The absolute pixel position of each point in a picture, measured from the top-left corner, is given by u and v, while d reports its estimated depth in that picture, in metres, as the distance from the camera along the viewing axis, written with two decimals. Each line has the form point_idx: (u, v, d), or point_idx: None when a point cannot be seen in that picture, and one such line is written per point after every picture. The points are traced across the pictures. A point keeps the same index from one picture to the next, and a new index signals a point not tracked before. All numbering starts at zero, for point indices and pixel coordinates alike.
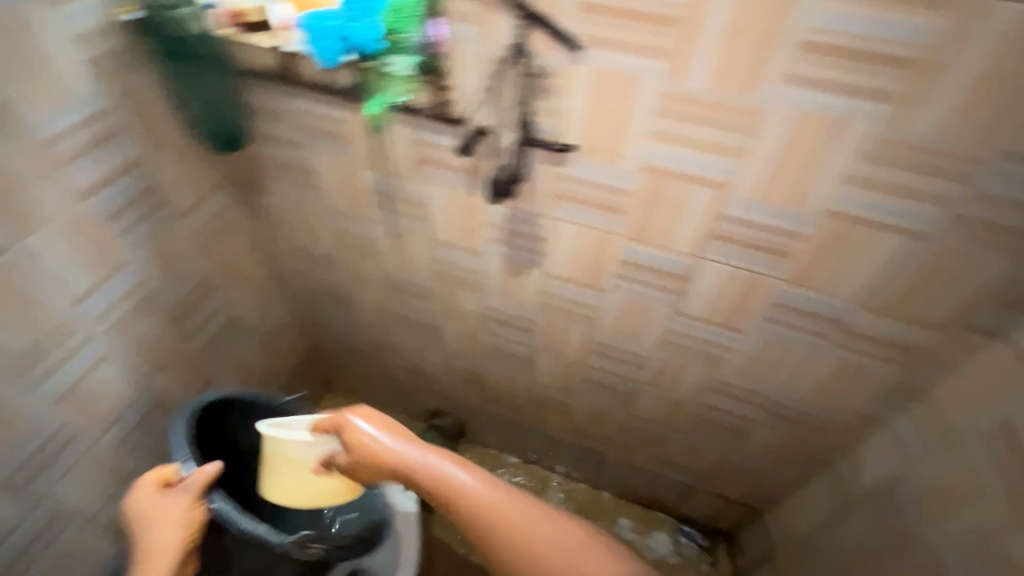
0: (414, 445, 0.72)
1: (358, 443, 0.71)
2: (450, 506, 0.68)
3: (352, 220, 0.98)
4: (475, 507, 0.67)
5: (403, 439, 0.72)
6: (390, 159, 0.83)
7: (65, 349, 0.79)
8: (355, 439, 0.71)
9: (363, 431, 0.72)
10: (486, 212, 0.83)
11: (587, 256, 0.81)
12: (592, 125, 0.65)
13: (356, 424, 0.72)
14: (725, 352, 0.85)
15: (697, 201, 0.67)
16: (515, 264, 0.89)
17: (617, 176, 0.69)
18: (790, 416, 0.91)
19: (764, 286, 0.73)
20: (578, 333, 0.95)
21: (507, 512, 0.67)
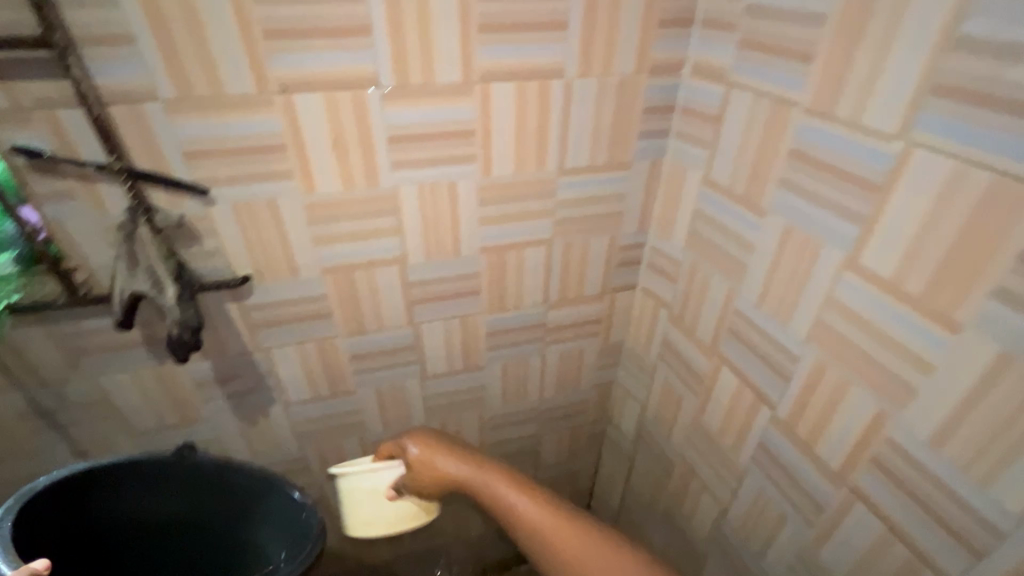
0: (473, 471, 0.76)
1: (411, 458, 0.76)
2: (518, 529, 0.73)
3: (7, 460, 0.74)
4: (527, 525, 0.72)
5: (455, 454, 0.77)
6: (32, 368, 0.67)
7: None
8: (407, 457, 0.76)
9: (459, 476, 0.76)
10: (188, 372, 0.74)
11: (318, 368, 0.80)
12: (256, 251, 0.66)
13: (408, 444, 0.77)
14: (481, 390, 0.93)
15: (386, 279, 0.74)
16: (249, 411, 0.81)
17: (305, 285, 0.71)
18: (558, 414, 1.04)
19: (477, 323, 0.84)
20: (351, 443, 0.91)
21: (546, 527, 0.71)
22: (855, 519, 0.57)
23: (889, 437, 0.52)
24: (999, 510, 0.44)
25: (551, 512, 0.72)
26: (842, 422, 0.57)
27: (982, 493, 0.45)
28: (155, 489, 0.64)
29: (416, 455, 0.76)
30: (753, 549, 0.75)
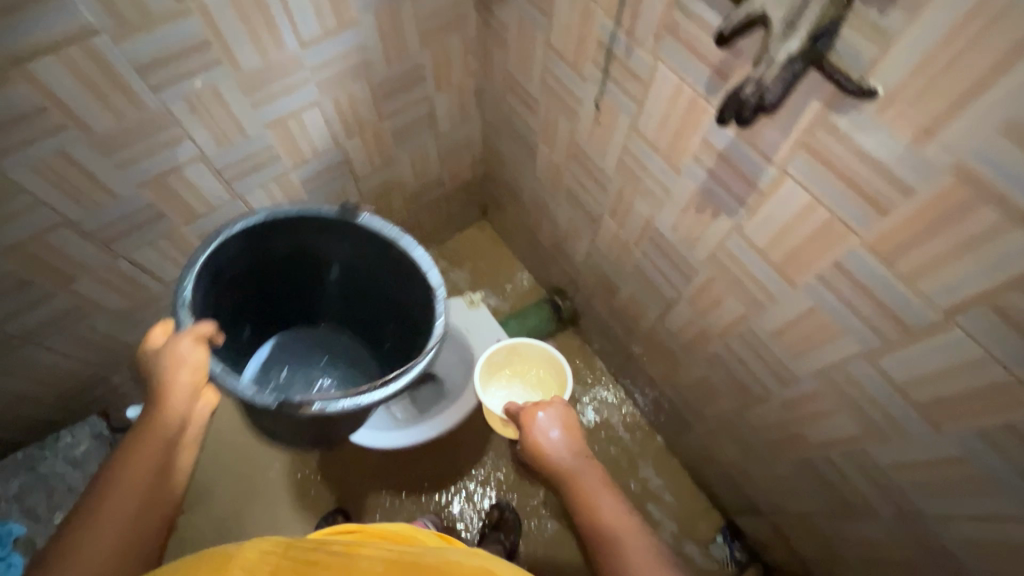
0: (608, 499, 0.80)
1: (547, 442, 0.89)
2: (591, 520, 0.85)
3: (567, 69, 0.86)
4: (597, 532, 0.76)
5: (576, 454, 0.87)
6: (637, 16, 0.66)
7: (285, 85, 0.88)
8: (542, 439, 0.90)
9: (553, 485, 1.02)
10: (709, 127, 0.66)
11: (800, 240, 0.63)
12: (922, 80, 0.44)
13: (535, 412, 0.92)
14: (898, 431, 0.67)
15: (1006, 252, 0.46)
16: (711, 202, 0.73)
17: (908, 164, 0.48)
18: (928, 540, 0.73)
19: (1016, 402, 0.52)
20: (735, 309, 0.81)
21: (615, 534, 0.74)
22: None
23: None
24: None
25: (625, 519, 0.76)
26: None
27: None
28: (324, 228, 0.95)
29: (546, 433, 0.90)
30: None
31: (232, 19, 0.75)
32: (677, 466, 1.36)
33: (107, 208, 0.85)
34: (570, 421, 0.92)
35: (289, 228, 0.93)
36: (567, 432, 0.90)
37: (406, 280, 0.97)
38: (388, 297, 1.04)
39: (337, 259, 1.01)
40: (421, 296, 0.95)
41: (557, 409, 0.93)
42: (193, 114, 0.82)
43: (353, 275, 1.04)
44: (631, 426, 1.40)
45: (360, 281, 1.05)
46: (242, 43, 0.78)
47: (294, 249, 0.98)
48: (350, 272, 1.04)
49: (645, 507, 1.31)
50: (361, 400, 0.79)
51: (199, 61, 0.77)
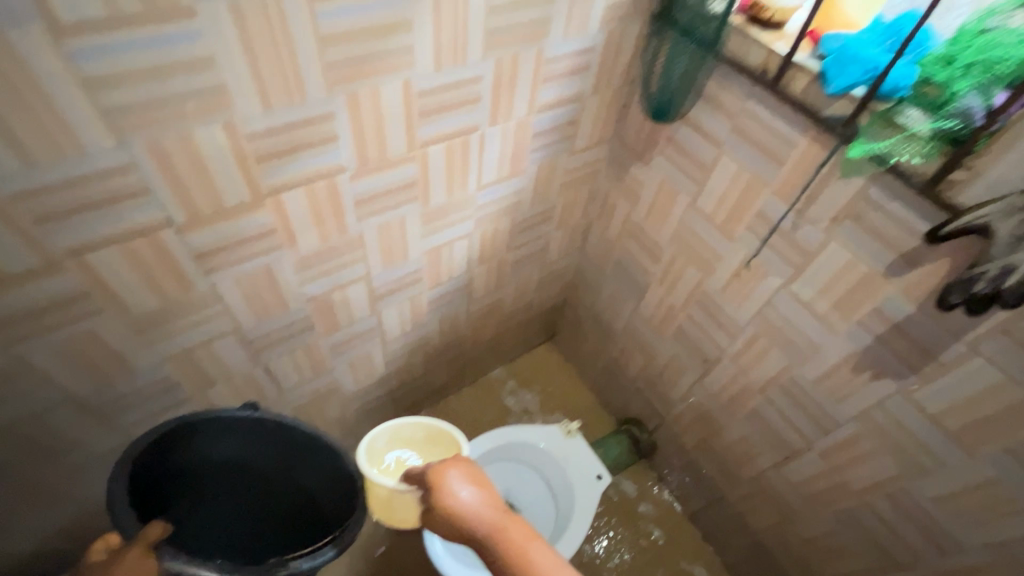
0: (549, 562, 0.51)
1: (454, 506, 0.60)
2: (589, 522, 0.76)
3: (712, 229, 0.96)
4: None
5: (495, 506, 0.59)
6: (815, 201, 0.76)
7: (453, 219, 0.96)
8: (449, 502, 0.60)
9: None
10: (886, 300, 0.73)
11: (987, 412, 0.68)
12: None
13: (439, 476, 0.64)
14: None
15: None
16: (873, 365, 0.79)
17: None
18: None
19: None
20: (887, 468, 0.83)
21: None
22: None
23: None
24: None
25: None
26: None
27: None
28: (228, 432, 0.84)
29: (452, 495, 0.61)
30: None
31: (441, 166, 0.84)
32: None
33: (274, 319, 0.86)
34: (480, 477, 0.63)
35: (194, 437, 0.81)
36: (476, 486, 0.62)
37: (304, 462, 0.89)
38: (283, 487, 0.93)
39: (231, 463, 0.89)
40: (331, 471, 0.87)
41: (470, 465, 0.66)
42: (380, 240, 0.88)
43: (237, 479, 0.91)
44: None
45: (249, 474, 0.91)
46: (439, 185, 0.87)
47: (190, 462, 0.84)
48: (246, 469, 0.90)
49: None
50: (321, 559, 0.73)
51: (403, 198, 0.84)
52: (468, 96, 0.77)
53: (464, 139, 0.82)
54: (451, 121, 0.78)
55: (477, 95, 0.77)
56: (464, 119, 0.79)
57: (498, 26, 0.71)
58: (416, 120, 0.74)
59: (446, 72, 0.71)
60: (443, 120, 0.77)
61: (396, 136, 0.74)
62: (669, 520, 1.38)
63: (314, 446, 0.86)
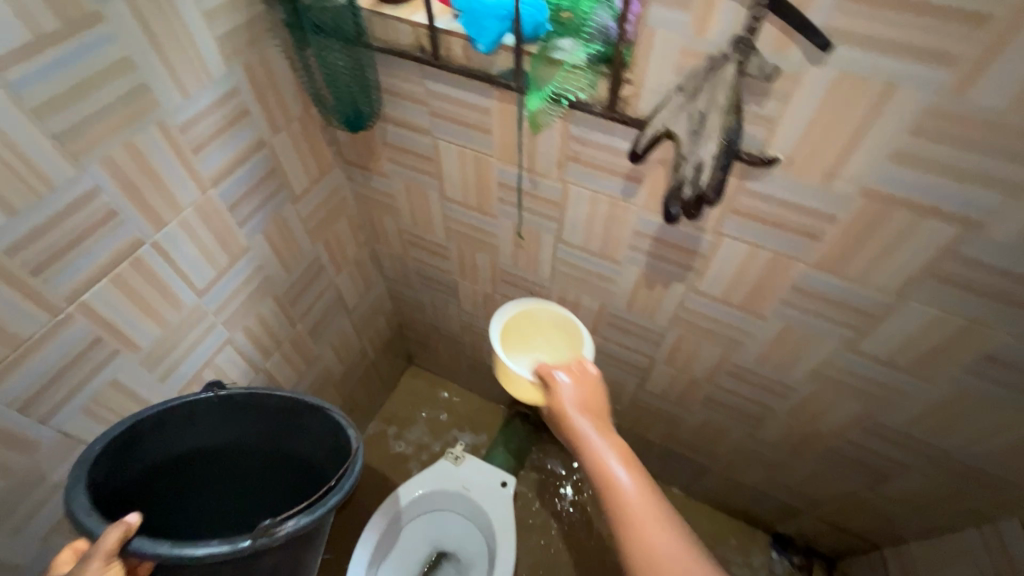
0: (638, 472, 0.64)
1: (556, 385, 0.73)
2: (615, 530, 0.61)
3: (474, 213, 0.90)
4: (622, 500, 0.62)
5: (603, 427, 0.69)
6: (536, 155, 0.72)
7: (191, 340, 0.79)
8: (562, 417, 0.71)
9: (578, 418, 0.69)
10: (637, 220, 0.73)
11: (756, 279, 0.71)
12: (812, 142, 0.53)
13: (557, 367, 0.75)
14: (897, 394, 0.75)
15: (926, 238, 0.56)
16: (659, 275, 0.80)
17: (826, 202, 0.58)
18: (957, 468, 0.81)
19: (980, 338, 0.62)
20: (713, 352, 0.87)
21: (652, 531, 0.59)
22: None
23: None
24: None
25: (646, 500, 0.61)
26: None
27: None
28: (198, 421, 0.65)
29: (559, 381, 0.73)
30: None
31: (121, 303, 0.66)
32: (705, 508, 1.36)
33: None
34: (592, 395, 0.73)
35: (161, 431, 0.62)
36: (593, 399, 0.72)
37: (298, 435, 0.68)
38: (287, 475, 0.72)
39: (221, 457, 0.69)
40: (322, 437, 0.66)
41: (595, 374, 0.75)
42: (100, 421, 0.69)
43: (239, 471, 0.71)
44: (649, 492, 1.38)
45: (242, 473, 0.72)
46: (137, 322, 0.69)
47: (166, 464, 0.65)
48: (236, 465, 0.71)
49: None
50: (328, 507, 0.54)
51: (93, 363, 0.65)
52: (95, 216, 0.60)
53: (130, 260, 0.65)
54: (93, 253, 0.61)
55: (108, 208, 0.61)
56: (112, 241, 0.62)
57: (68, 126, 0.54)
58: (27, 282, 0.55)
59: (31, 210, 0.54)
60: (78, 257, 0.59)
61: (14, 311, 0.55)
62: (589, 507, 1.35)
63: (297, 409, 0.65)
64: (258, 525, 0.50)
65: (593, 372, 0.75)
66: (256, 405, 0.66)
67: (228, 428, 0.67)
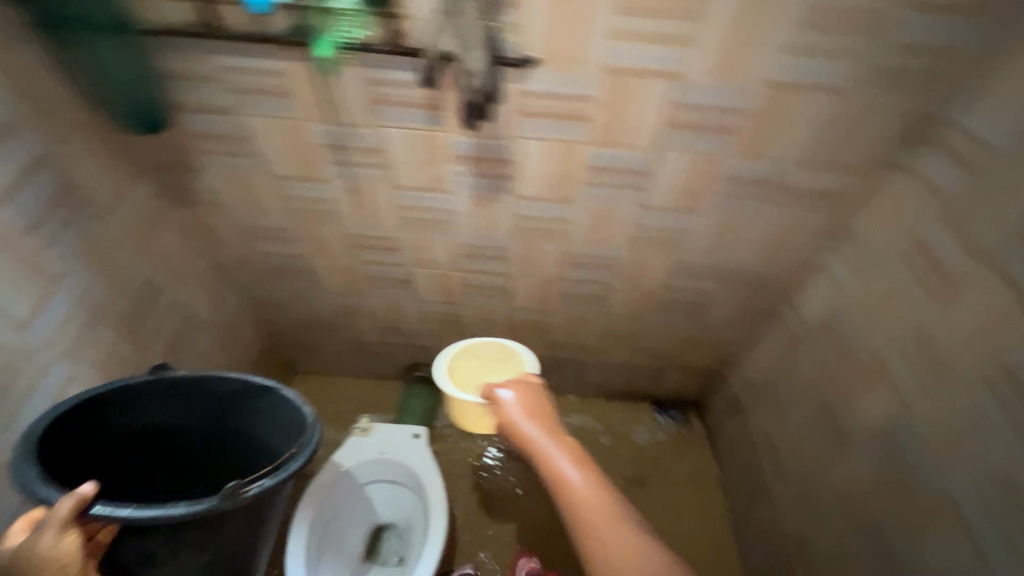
0: (577, 468, 0.76)
1: (499, 402, 0.88)
2: (558, 490, 0.76)
3: (306, 184, 0.93)
4: (569, 494, 0.74)
5: (541, 425, 0.83)
6: (344, 106, 0.78)
7: (25, 382, 0.72)
8: (503, 415, 0.87)
9: (523, 424, 0.84)
10: (451, 144, 0.83)
11: (558, 170, 0.86)
12: (554, 36, 0.68)
13: (497, 387, 0.90)
14: (685, 234, 0.97)
15: (656, 95, 0.73)
16: (486, 191, 0.91)
17: (582, 84, 0.73)
18: (743, 280, 1.07)
19: (717, 165, 0.83)
20: (551, 247, 1.02)
21: (582, 497, 0.73)
22: None
23: None
24: None
25: (593, 488, 0.73)
26: None
27: None
28: (161, 397, 0.76)
29: (502, 399, 0.88)
30: (926, 450, 0.77)
31: None
32: (598, 402, 1.56)
33: None
34: (532, 402, 0.88)
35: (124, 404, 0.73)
36: (529, 401, 0.88)
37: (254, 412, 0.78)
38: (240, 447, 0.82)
39: (182, 431, 0.80)
40: (277, 414, 0.77)
41: (539, 393, 0.90)
42: None
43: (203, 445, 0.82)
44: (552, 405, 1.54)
45: (200, 446, 0.82)
46: None
47: (130, 434, 0.76)
48: (194, 440, 0.81)
49: (607, 448, 1.49)
50: (288, 472, 0.64)
51: None
52: None
53: None
54: None
55: None
56: None
57: None
58: None
59: None
60: None
61: None
62: (512, 465, 1.39)
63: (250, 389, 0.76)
64: (227, 488, 0.59)
65: (533, 383, 0.92)
66: (215, 386, 0.76)
67: (188, 405, 0.78)
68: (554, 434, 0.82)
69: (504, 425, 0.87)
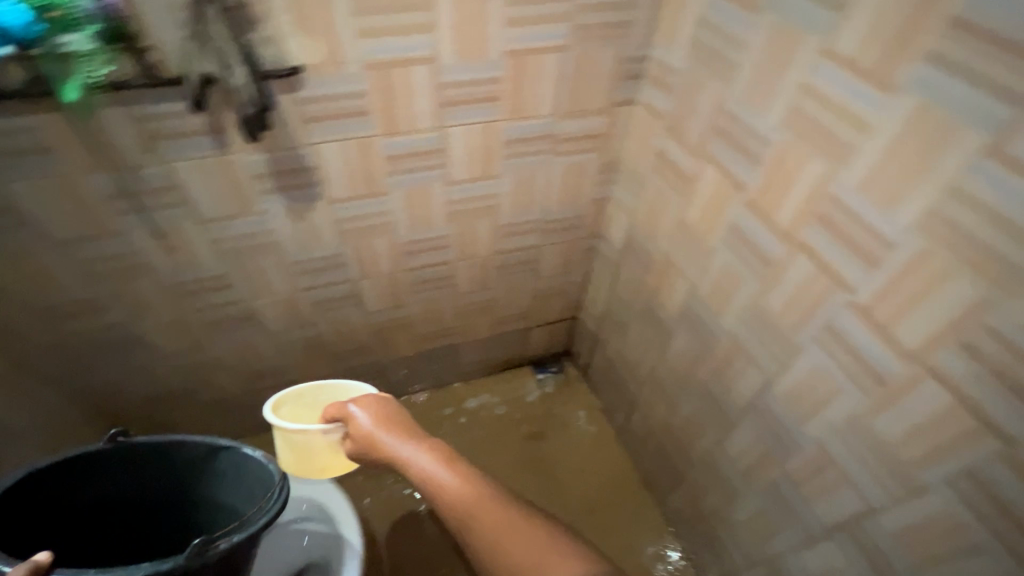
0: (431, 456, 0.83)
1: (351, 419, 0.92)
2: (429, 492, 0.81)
3: (102, 242, 0.88)
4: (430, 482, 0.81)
5: (392, 427, 0.89)
6: (119, 150, 0.78)
7: None
8: (358, 429, 0.91)
9: (378, 431, 0.89)
10: (247, 164, 0.85)
11: (361, 166, 0.92)
12: (308, 44, 0.74)
13: (347, 405, 0.94)
14: (495, 198, 1.09)
15: (420, 81, 0.83)
16: (300, 203, 0.94)
17: (351, 83, 0.80)
18: (558, 227, 1.22)
19: (497, 132, 0.95)
20: (383, 242, 1.08)
21: (441, 480, 0.80)
22: (795, 266, 0.76)
23: (823, 209, 0.69)
24: (893, 225, 0.61)
25: (448, 469, 0.81)
26: (798, 188, 0.73)
27: (888, 220, 0.61)
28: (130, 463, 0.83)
29: (353, 414, 0.92)
30: (712, 311, 0.97)
31: None
32: (484, 379, 1.65)
33: None
34: (381, 409, 0.93)
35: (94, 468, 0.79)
36: (379, 409, 0.93)
37: (218, 477, 0.86)
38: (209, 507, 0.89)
39: (150, 494, 0.87)
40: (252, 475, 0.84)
41: (385, 400, 0.95)
42: None
43: (163, 517, 0.89)
44: (444, 396, 1.60)
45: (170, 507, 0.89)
46: None
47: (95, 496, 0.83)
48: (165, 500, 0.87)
49: (503, 417, 1.58)
50: (255, 526, 0.70)
51: None
52: None
53: None
54: None
55: None
56: None
57: None
58: None
59: None
60: None
61: None
62: None
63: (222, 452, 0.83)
64: (193, 545, 0.65)
65: (377, 393, 0.96)
66: (190, 449, 0.83)
67: (159, 466, 0.85)
68: (404, 434, 0.87)
69: (367, 446, 0.90)
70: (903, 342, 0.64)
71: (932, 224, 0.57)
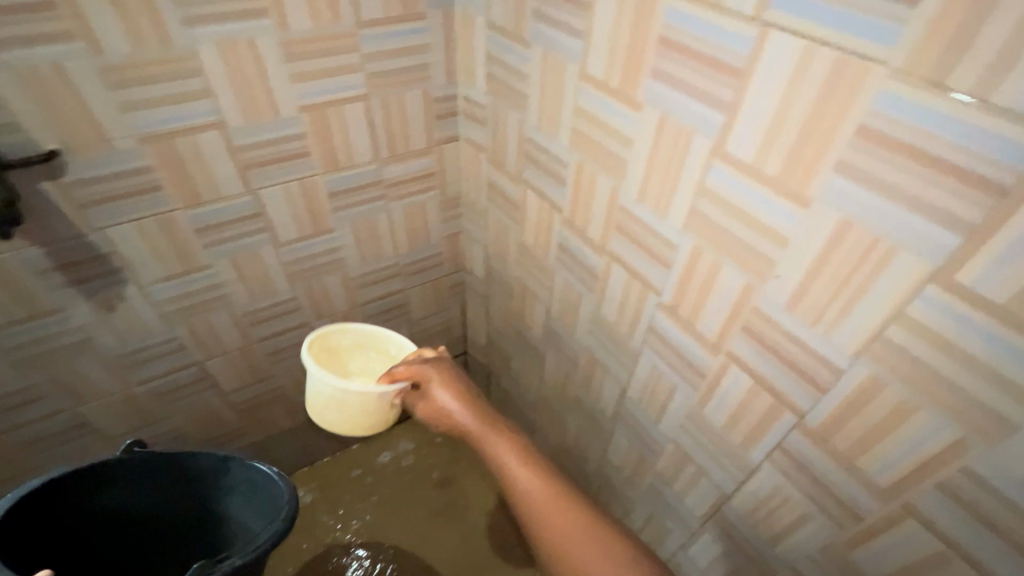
0: (518, 459, 0.74)
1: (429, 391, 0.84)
2: (507, 489, 0.74)
3: None
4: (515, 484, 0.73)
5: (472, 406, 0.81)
6: None
7: None
8: (434, 402, 0.83)
9: (459, 409, 0.81)
10: (21, 261, 0.76)
11: (168, 243, 0.85)
12: (59, 124, 0.67)
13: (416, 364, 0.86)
14: (338, 252, 1.05)
15: (211, 146, 0.79)
16: (105, 292, 0.85)
17: (127, 158, 0.74)
18: (418, 268, 1.20)
19: (317, 186, 0.92)
20: (222, 316, 1.00)
21: (530, 487, 0.71)
22: (614, 276, 0.78)
23: (620, 219, 0.72)
24: (670, 227, 0.64)
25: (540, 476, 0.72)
26: (598, 203, 0.75)
27: (666, 223, 0.65)
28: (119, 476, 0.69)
29: (432, 389, 0.84)
30: (568, 328, 0.98)
31: None
32: (386, 433, 1.57)
33: None
34: (457, 386, 0.84)
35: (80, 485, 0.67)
36: (455, 387, 0.83)
37: (225, 493, 0.74)
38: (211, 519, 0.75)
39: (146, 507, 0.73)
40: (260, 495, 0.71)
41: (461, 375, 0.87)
42: None
43: (156, 540, 0.75)
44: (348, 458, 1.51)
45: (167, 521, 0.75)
46: None
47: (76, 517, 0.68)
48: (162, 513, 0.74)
49: (411, 468, 1.51)
50: (253, 553, 0.60)
51: None
52: None
53: None
54: None
55: None
56: None
57: None
58: None
59: None
60: None
61: None
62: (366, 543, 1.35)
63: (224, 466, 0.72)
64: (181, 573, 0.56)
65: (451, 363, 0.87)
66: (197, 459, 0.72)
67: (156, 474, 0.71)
68: (488, 419, 0.79)
69: (441, 421, 0.83)
70: (706, 335, 0.66)
71: (696, 223, 0.60)
